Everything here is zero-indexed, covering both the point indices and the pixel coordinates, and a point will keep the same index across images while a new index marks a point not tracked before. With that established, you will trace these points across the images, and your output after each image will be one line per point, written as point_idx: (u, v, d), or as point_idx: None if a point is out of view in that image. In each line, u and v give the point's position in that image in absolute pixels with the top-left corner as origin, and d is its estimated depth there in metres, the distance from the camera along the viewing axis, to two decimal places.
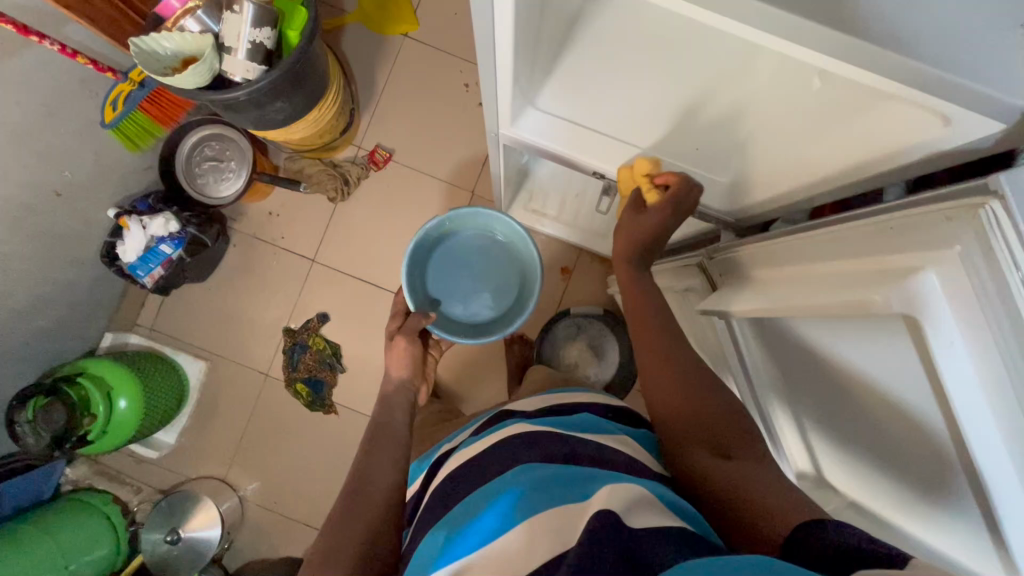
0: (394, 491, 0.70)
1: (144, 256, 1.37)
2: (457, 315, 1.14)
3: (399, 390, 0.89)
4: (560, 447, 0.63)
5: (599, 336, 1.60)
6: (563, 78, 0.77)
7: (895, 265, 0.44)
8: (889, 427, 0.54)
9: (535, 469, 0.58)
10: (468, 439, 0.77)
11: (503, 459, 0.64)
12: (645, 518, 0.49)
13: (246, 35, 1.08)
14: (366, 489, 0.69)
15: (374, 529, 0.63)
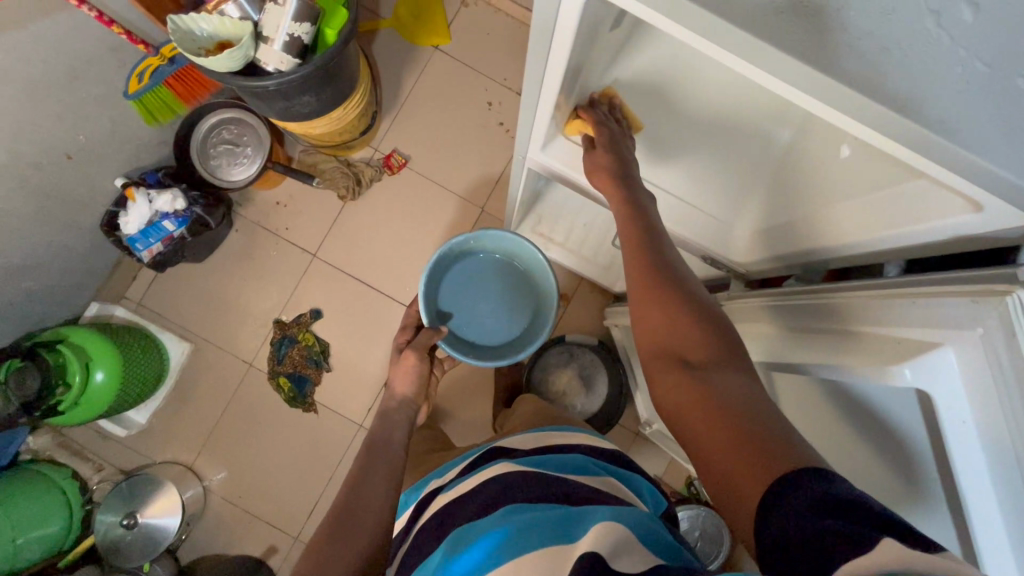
0: (376, 514, 0.69)
1: (145, 230, 1.36)
2: (469, 332, 1.13)
3: (400, 408, 0.87)
4: (549, 488, 0.63)
5: (591, 367, 1.60)
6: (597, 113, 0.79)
7: (910, 337, 0.45)
8: (888, 484, 0.56)
9: (528, 510, 0.58)
10: (463, 473, 0.76)
11: (496, 497, 0.64)
12: (629, 564, 0.48)
13: (284, 27, 1.09)
14: (352, 506, 0.68)
15: (357, 561, 0.63)
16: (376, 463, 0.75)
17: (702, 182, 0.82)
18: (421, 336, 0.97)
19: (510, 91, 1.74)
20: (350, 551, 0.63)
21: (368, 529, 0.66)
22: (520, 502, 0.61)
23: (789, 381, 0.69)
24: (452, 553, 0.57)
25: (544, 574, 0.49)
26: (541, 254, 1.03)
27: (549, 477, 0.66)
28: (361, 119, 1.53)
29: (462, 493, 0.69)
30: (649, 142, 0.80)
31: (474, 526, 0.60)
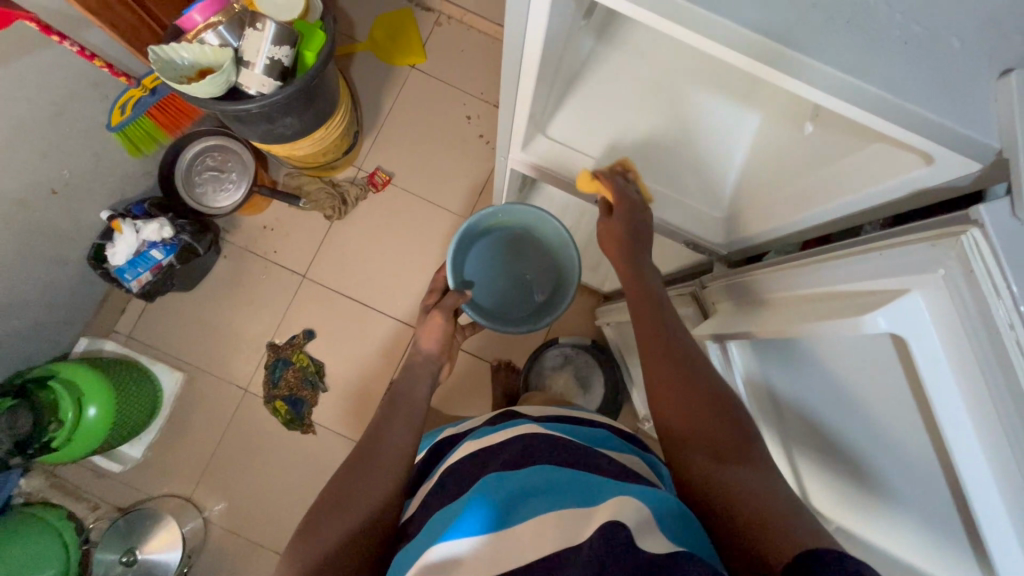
0: (401, 458, 0.73)
1: (133, 260, 1.36)
2: (483, 287, 1.12)
3: (424, 361, 0.92)
4: (572, 452, 0.65)
5: (586, 367, 1.62)
6: (572, 111, 0.83)
7: (882, 287, 0.48)
8: (870, 452, 0.57)
9: (561, 472, 0.61)
10: (482, 427, 0.77)
11: (518, 454, 0.65)
12: (656, 540, 0.49)
13: (264, 51, 1.11)
14: (380, 447, 0.73)
15: (383, 500, 0.67)
16: (396, 413, 0.80)
17: (677, 169, 0.86)
18: (446, 298, 1.00)
19: (487, 104, 1.79)
20: (368, 491, 0.67)
21: (392, 467, 0.71)
22: (554, 463, 0.63)
23: (774, 358, 0.69)
24: (484, 494, 0.59)
25: (558, 543, 0.51)
26: (561, 225, 1.02)
27: (570, 443, 0.68)
28: (343, 139, 1.55)
29: (481, 446, 0.70)
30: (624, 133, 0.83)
31: (508, 475, 0.62)
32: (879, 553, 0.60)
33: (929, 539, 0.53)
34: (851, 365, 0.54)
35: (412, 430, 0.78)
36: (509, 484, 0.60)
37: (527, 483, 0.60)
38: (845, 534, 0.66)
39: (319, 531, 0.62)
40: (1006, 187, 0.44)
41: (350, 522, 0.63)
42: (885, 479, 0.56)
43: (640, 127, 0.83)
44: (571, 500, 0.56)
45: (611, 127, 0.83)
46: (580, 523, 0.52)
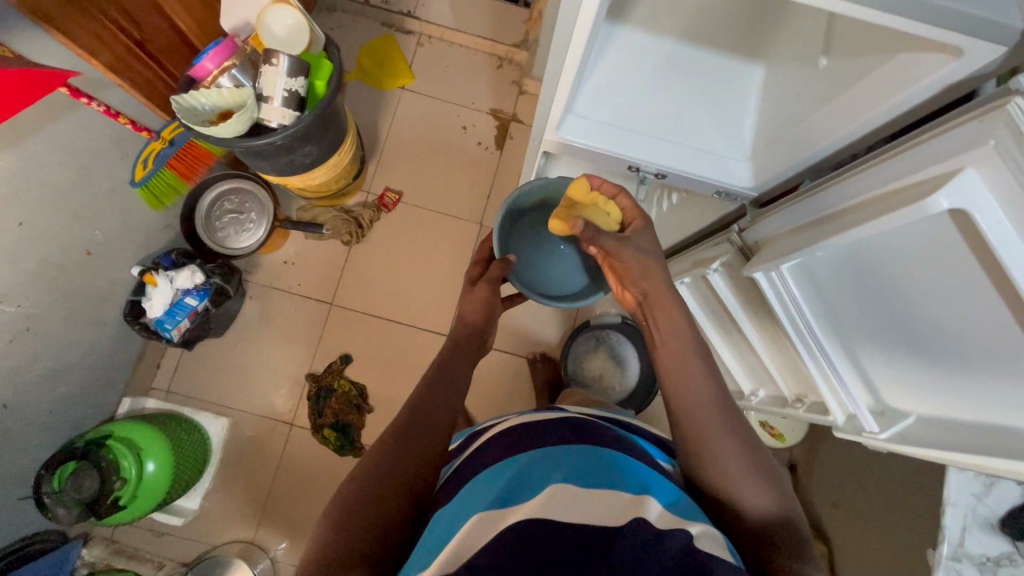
0: (443, 434, 0.76)
1: (170, 310, 1.38)
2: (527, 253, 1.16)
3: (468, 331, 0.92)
4: (612, 439, 0.71)
5: (620, 347, 1.65)
6: (595, 86, 0.89)
7: (933, 175, 0.54)
8: (943, 335, 0.62)
9: (608, 456, 0.67)
10: (520, 412, 0.83)
11: (558, 437, 0.71)
12: (707, 545, 0.56)
13: (281, 84, 1.17)
14: (424, 418, 0.76)
15: (418, 467, 0.71)
16: (428, 392, 0.81)
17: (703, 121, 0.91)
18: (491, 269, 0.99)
19: (481, 112, 1.86)
20: (405, 460, 0.70)
21: (434, 438, 0.75)
22: (598, 448, 0.68)
23: (829, 275, 0.74)
24: (533, 471, 0.65)
25: (611, 513, 0.57)
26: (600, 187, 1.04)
27: (602, 429, 0.74)
28: (351, 165, 1.60)
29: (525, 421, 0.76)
30: (647, 95, 0.90)
31: (549, 454, 0.68)
32: (959, 424, 0.65)
33: (1010, 401, 0.59)
34: (913, 253, 0.60)
35: (454, 405, 0.81)
36: (548, 466, 0.65)
37: (567, 461, 0.65)
38: (924, 419, 0.71)
39: (357, 510, 0.64)
40: (995, 84, 0.58)
41: (389, 489, 0.67)
42: (958, 355, 0.62)
43: (659, 95, 0.90)
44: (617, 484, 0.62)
45: (634, 92, 0.90)
46: (628, 506, 0.59)
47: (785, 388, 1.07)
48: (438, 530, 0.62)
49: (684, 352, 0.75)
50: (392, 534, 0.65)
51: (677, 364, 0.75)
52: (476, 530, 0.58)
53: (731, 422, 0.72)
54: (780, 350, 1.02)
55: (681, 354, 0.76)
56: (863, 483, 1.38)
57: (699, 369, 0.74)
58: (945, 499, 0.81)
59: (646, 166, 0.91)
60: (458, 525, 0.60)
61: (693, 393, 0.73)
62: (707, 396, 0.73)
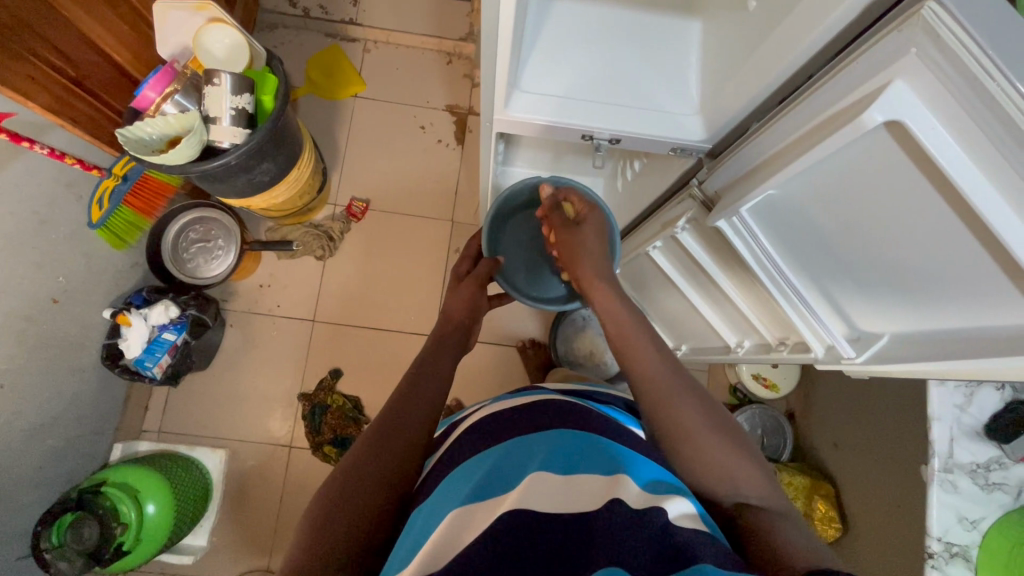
0: (426, 427, 0.76)
1: (149, 347, 1.36)
2: (512, 250, 1.22)
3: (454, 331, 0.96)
4: (587, 421, 0.72)
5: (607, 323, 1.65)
6: (535, 63, 0.91)
7: (865, 93, 0.55)
8: (900, 253, 0.64)
9: (585, 439, 0.68)
10: (499, 398, 0.84)
11: (534, 424, 0.71)
12: (689, 520, 0.56)
13: (227, 104, 1.16)
14: (405, 414, 0.76)
15: (400, 462, 0.70)
16: (406, 391, 0.79)
17: (647, 83, 0.92)
18: (479, 268, 1.09)
19: (437, 110, 1.86)
20: (386, 454, 0.70)
21: (415, 427, 0.75)
22: (569, 432, 0.69)
23: (788, 212, 0.75)
24: (508, 463, 0.65)
25: (589, 499, 0.58)
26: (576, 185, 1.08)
27: (578, 409, 0.75)
28: (314, 180, 1.59)
29: (502, 412, 0.76)
30: (588, 66, 0.92)
31: (524, 443, 0.68)
32: (930, 338, 0.67)
33: (971, 305, 0.61)
34: (862, 174, 0.61)
35: (437, 398, 0.81)
36: (523, 458, 0.66)
37: (541, 451, 0.66)
38: (898, 338, 0.72)
39: (333, 514, 0.63)
40: None
41: (371, 485, 0.66)
42: (917, 269, 0.63)
43: (600, 65, 0.92)
44: (594, 468, 0.63)
45: (574, 64, 0.92)
46: (606, 488, 0.59)
47: (767, 335, 1.09)
48: (418, 524, 0.60)
49: (639, 343, 0.79)
50: (370, 532, 0.64)
51: (633, 352, 0.78)
52: (456, 526, 0.56)
53: (696, 393, 0.73)
54: (756, 297, 1.04)
55: (637, 344, 0.79)
56: (858, 418, 1.41)
57: (653, 353, 0.77)
58: (931, 415, 0.84)
59: (598, 134, 0.92)
60: (436, 520, 0.59)
61: (651, 376, 0.74)
62: (668, 377, 0.74)
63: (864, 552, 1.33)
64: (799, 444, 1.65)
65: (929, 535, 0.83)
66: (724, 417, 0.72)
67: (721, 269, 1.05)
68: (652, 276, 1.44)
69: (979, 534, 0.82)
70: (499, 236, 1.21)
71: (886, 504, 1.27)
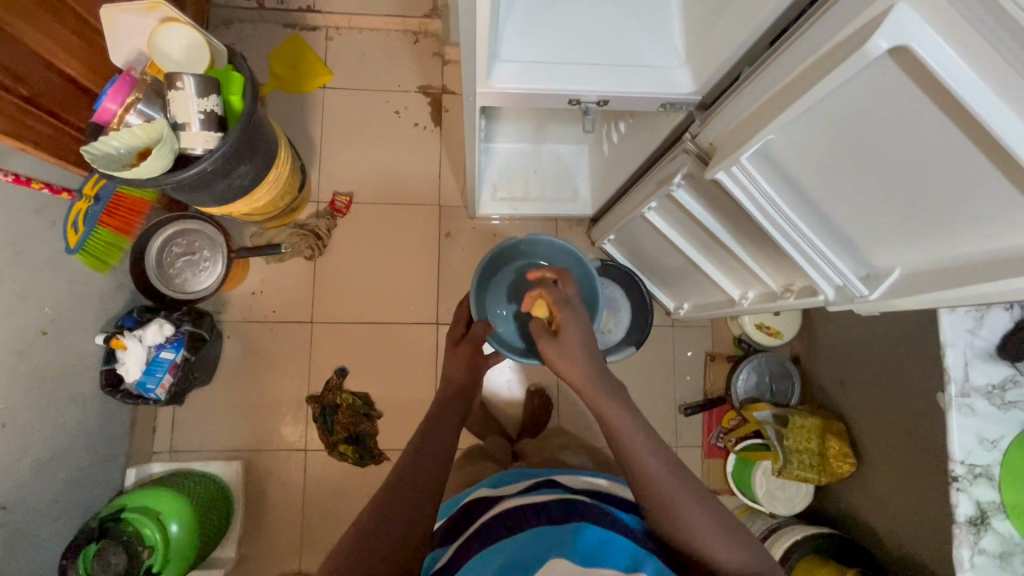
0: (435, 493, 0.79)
1: (148, 368, 1.33)
2: (491, 304, 1.43)
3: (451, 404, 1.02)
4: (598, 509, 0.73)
5: (626, 308, 1.67)
6: (512, 33, 0.88)
7: (868, 21, 0.54)
8: (910, 184, 0.63)
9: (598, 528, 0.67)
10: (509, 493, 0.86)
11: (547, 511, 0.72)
12: None
13: (195, 107, 1.11)
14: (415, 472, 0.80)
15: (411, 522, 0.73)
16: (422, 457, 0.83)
17: (629, 40, 0.90)
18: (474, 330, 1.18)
19: (410, 93, 1.81)
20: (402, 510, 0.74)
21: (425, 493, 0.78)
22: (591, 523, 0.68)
23: (790, 153, 0.74)
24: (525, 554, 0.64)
25: None
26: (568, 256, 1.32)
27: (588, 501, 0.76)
28: (296, 180, 1.56)
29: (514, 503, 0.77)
30: (567, 30, 0.89)
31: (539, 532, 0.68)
32: (944, 266, 0.67)
33: (985, 229, 0.60)
34: (869, 105, 0.60)
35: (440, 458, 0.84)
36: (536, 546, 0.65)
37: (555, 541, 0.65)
38: (909, 270, 0.72)
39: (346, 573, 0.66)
40: None
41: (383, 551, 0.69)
42: (928, 199, 0.63)
43: (578, 28, 0.89)
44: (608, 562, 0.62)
45: (553, 30, 0.89)
46: None
47: (771, 283, 1.10)
48: None
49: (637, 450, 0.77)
50: None
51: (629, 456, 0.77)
52: None
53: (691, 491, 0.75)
54: (757, 245, 1.04)
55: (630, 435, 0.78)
56: (862, 354, 1.44)
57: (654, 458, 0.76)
58: (944, 342, 0.84)
59: (585, 98, 0.89)
60: None
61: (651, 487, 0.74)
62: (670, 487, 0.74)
63: (881, 484, 1.36)
64: (807, 387, 1.68)
65: (952, 460, 0.84)
66: (725, 518, 0.73)
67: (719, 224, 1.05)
68: (649, 238, 1.43)
69: (999, 452, 0.84)
70: (483, 291, 1.43)
71: (899, 434, 1.30)
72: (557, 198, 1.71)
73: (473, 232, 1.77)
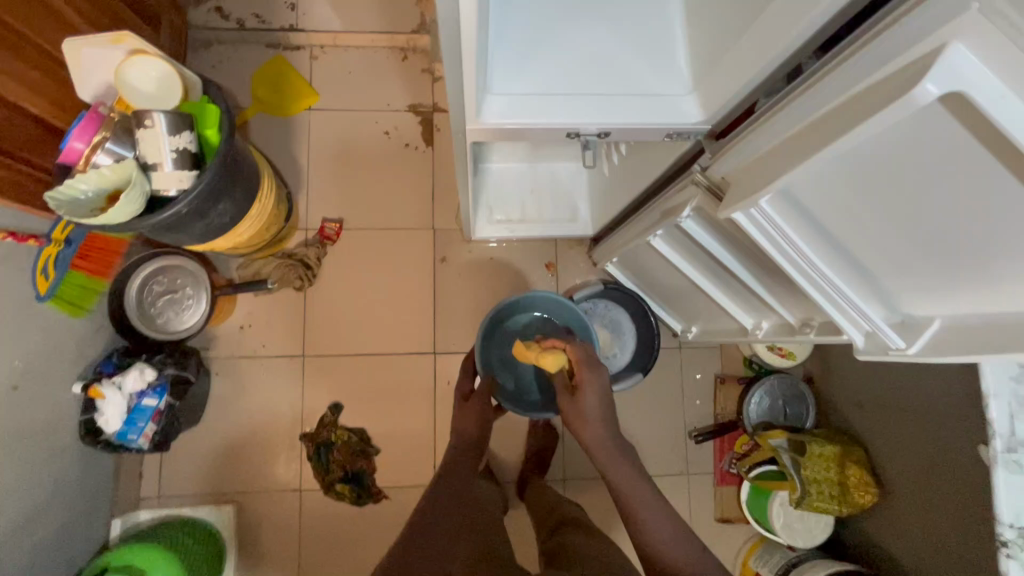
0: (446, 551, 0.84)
1: (129, 418, 1.26)
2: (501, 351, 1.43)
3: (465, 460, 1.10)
4: None
5: (629, 332, 1.61)
6: (505, 62, 0.81)
7: (916, 59, 0.47)
8: (958, 233, 0.56)
9: None
10: None
11: None
12: None
13: (167, 146, 1.04)
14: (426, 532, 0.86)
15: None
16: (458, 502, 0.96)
17: (632, 66, 0.83)
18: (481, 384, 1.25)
19: (399, 112, 1.74)
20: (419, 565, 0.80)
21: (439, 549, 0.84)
22: None
23: (815, 193, 0.66)
24: None
25: None
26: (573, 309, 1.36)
27: None
28: (283, 209, 1.50)
29: None
30: (564, 57, 0.82)
31: None
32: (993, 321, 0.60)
33: None
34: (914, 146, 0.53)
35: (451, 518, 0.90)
36: None
37: None
38: (951, 321, 0.65)
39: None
40: None
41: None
42: (978, 250, 0.56)
43: (576, 55, 0.82)
44: None
45: (549, 57, 0.82)
46: None
47: (789, 317, 1.03)
48: None
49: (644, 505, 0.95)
50: None
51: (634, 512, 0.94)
52: None
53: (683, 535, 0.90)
54: (773, 279, 0.97)
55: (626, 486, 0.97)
56: (878, 378, 1.37)
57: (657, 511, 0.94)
58: (987, 394, 0.79)
59: (585, 130, 0.82)
60: None
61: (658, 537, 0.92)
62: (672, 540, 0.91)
63: (907, 518, 1.30)
64: (822, 409, 1.61)
65: (999, 522, 0.81)
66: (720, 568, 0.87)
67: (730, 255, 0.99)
68: (655, 262, 1.36)
69: None
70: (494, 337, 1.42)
71: (925, 465, 1.23)
72: (556, 219, 1.64)
73: (469, 256, 1.70)
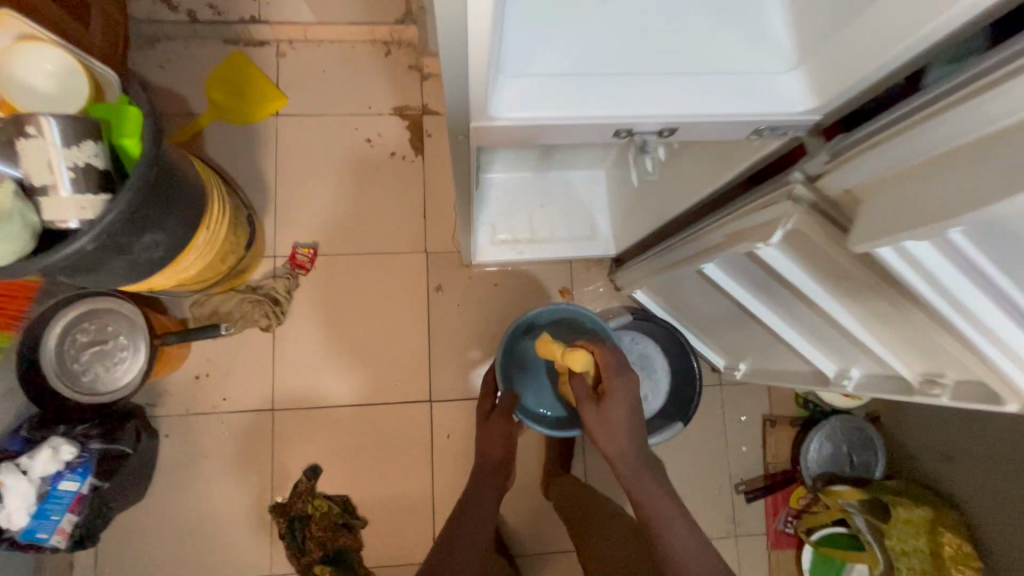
0: None
1: (40, 509, 0.99)
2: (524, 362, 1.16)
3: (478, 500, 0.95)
4: None
5: (662, 371, 1.34)
6: (526, 32, 0.56)
7: None
8: None
9: None
10: None
11: None
12: None
13: (59, 160, 0.77)
14: None
15: None
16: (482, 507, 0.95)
17: (707, 33, 0.58)
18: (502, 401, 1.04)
19: (383, 116, 1.48)
20: None
21: None
22: None
23: (1015, 233, 0.48)
24: None
25: None
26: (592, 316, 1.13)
27: None
28: (243, 235, 1.24)
29: None
30: (609, 23, 0.58)
31: None
32: None
33: None
34: None
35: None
36: None
37: None
38: None
39: None
40: None
41: None
42: None
43: (631, 19, 0.58)
44: None
45: (590, 20, 0.57)
46: None
47: (904, 371, 0.77)
48: None
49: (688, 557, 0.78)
50: None
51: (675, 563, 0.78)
52: None
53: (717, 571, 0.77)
54: (888, 323, 0.72)
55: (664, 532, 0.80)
56: (973, 424, 1.12)
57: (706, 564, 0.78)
58: None
59: (644, 126, 0.58)
60: None
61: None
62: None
63: None
64: (893, 456, 1.35)
65: None
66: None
67: (823, 289, 0.75)
68: (702, 289, 1.12)
69: None
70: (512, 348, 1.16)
71: None
72: (571, 237, 1.39)
73: (469, 283, 1.44)
